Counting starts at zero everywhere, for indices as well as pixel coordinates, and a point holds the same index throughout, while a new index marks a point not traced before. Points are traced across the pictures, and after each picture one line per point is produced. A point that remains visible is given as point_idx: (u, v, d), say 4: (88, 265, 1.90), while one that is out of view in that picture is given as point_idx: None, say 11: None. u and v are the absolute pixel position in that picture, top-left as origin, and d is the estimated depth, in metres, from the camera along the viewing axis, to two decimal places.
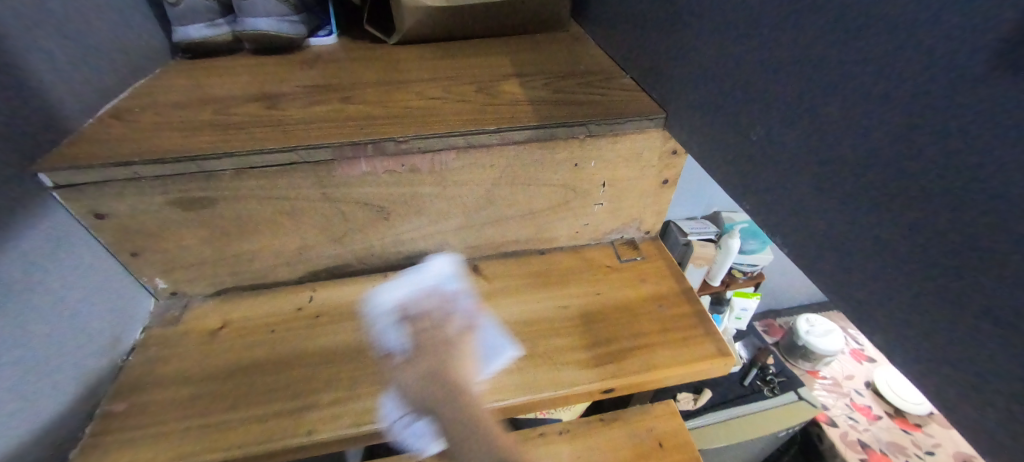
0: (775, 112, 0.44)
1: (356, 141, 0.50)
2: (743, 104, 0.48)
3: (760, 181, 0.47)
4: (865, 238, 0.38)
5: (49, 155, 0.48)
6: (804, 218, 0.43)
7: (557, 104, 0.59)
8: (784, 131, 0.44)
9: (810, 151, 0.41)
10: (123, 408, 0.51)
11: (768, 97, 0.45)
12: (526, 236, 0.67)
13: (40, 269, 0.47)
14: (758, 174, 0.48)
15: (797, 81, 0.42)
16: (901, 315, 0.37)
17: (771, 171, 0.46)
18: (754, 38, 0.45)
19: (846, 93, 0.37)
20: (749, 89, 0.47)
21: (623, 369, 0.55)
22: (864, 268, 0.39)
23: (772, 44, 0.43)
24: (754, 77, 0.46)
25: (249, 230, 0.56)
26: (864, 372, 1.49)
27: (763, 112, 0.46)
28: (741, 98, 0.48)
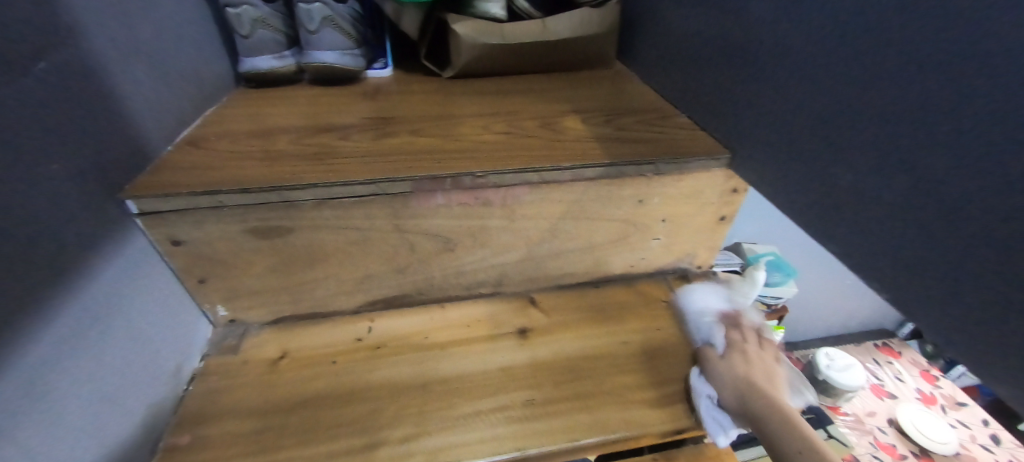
0: (857, 156, 0.45)
1: (436, 175, 0.51)
2: (816, 147, 0.49)
3: (839, 222, 0.47)
4: (967, 284, 0.38)
5: (135, 182, 0.48)
6: (893, 260, 0.43)
7: (623, 141, 0.60)
8: (863, 176, 0.45)
9: (897, 194, 0.42)
10: (188, 441, 0.49)
11: (844, 143, 0.46)
12: (582, 269, 0.67)
13: (122, 295, 0.47)
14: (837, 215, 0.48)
15: (879, 129, 0.43)
16: (1014, 364, 0.36)
17: (852, 213, 0.47)
18: (832, 84, 0.46)
19: (940, 140, 0.38)
20: (825, 132, 0.48)
21: (694, 410, 0.54)
22: (966, 313, 0.39)
23: (854, 90, 0.44)
24: (834, 121, 0.47)
25: (317, 260, 0.56)
26: (886, 409, 1.47)
27: (841, 155, 0.46)
28: (816, 139, 0.49)
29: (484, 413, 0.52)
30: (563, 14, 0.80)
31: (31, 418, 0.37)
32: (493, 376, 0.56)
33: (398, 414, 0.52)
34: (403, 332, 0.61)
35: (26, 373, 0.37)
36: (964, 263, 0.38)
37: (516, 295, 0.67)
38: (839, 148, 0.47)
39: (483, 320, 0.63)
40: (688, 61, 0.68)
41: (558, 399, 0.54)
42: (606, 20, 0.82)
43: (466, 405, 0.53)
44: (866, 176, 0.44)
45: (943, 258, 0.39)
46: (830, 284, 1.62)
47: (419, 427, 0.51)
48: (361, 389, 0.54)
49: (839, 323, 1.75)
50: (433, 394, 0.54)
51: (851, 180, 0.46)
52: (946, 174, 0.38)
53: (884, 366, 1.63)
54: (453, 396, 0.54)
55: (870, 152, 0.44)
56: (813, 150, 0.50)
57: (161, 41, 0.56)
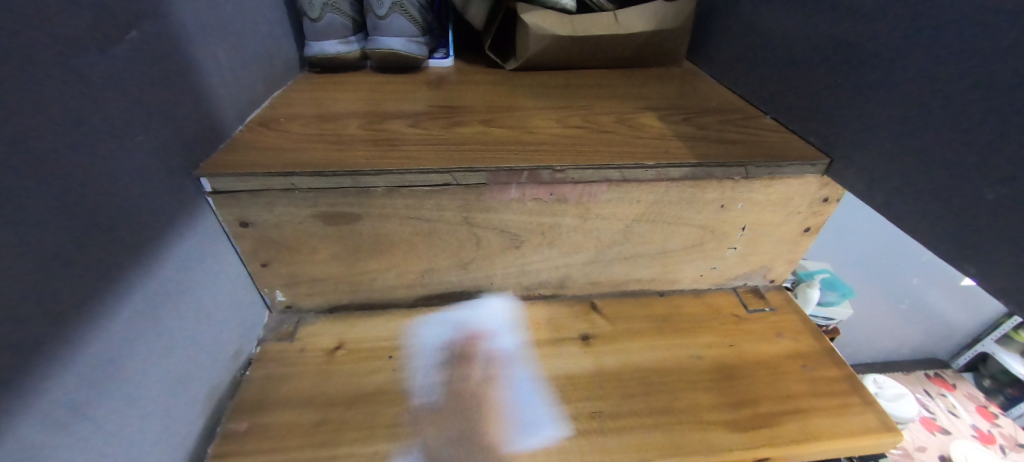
0: (996, 168, 0.40)
1: (513, 167, 0.48)
2: (941, 156, 0.43)
3: (970, 240, 0.42)
4: None
5: (210, 160, 0.47)
6: None
7: (709, 141, 0.55)
8: (1009, 191, 0.39)
9: None
10: (245, 428, 0.48)
11: (984, 152, 0.40)
12: (650, 275, 0.63)
13: (193, 275, 0.46)
14: (963, 232, 0.43)
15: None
16: None
17: (988, 231, 0.41)
18: (966, 86, 0.41)
19: None
20: (951, 140, 0.43)
21: (778, 436, 0.49)
22: None
23: (996, 93, 0.39)
24: (964, 126, 0.42)
25: (380, 250, 0.54)
26: (938, 444, 1.37)
27: (972, 165, 0.41)
28: (936, 147, 0.44)
29: (548, 423, 0.49)
30: (636, 8, 0.76)
31: (101, 395, 0.36)
32: (557, 382, 0.53)
33: (457, 417, 0.49)
34: (461, 330, 0.59)
35: (99, 348, 0.36)
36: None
37: (578, 299, 0.64)
38: (979, 160, 0.41)
39: (543, 323, 0.60)
40: (776, 60, 0.63)
41: (628, 414, 0.50)
42: (680, 15, 0.78)
43: (530, 413, 0.50)
44: (1011, 189, 0.39)
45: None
46: (885, 308, 1.52)
47: (481, 432, 0.48)
48: (422, 389, 0.52)
49: (890, 350, 1.63)
50: (494, 398, 0.51)
51: (989, 194, 0.40)
52: None
53: (937, 397, 1.53)
54: (516, 402, 0.51)
55: (1018, 161, 0.38)
56: (936, 158, 0.44)
57: (239, 20, 0.56)
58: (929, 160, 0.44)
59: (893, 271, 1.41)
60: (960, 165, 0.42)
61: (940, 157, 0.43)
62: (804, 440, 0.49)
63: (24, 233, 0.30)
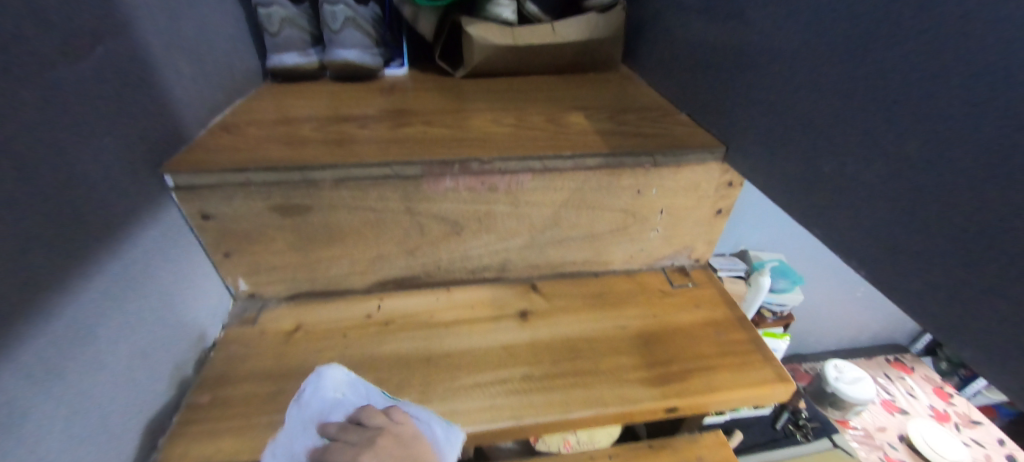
0: (838, 146, 0.47)
1: (445, 159, 0.55)
2: (800, 140, 0.51)
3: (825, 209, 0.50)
4: (930, 263, 0.40)
5: (173, 160, 0.53)
6: (872, 241, 0.45)
7: (623, 134, 0.63)
8: (846, 164, 0.46)
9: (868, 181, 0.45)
10: (208, 400, 0.54)
11: (830, 133, 0.48)
12: (583, 258, 0.70)
13: (158, 263, 0.51)
14: (817, 203, 0.50)
15: (863, 119, 0.44)
16: (970, 337, 0.39)
17: (835, 199, 0.48)
18: (815, 78, 0.49)
19: (904, 127, 0.41)
20: (808, 124, 0.50)
21: (684, 390, 0.56)
22: (930, 289, 0.41)
23: (834, 83, 0.47)
24: (815, 112, 0.49)
25: (334, 239, 0.60)
26: (897, 424, 1.48)
27: (823, 144, 0.49)
28: (797, 132, 0.51)
29: (484, 386, 0.55)
30: (571, 19, 0.84)
31: (73, 361, 0.41)
32: (495, 352, 0.60)
33: (402, 384, 0.55)
34: (412, 311, 0.65)
35: (73, 319, 0.41)
36: (941, 244, 0.39)
37: (520, 281, 0.71)
38: (828, 140, 0.48)
39: (486, 303, 0.67)
40: (689, 62, 0.71)
41: (555, 376, 0.57)
42: (612, 24, 0.86)
43: (469, 378, 0.56)
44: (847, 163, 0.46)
45: (920, 240, 0.40)
46: (841, 296, 1.62)
47: (422, 395, 0.54)
48: (372, 361, 0.58)
49: (848, 336, 1.75)
50: (438, 367, 0.57)
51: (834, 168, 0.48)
52: (920, 156, 0.40)
53: (896, 381, 1.64)
54: (456, 369, 0.57)
55: (850, 137, 0.46)
56: (799, 142, 0.52)
57: (200, 35, 0.62)
58: (793, 144, 0.52)
59: (839, 258, 1.51)
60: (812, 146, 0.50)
61: (800, 142, 0.51)
62: (707, 391, 0.56)
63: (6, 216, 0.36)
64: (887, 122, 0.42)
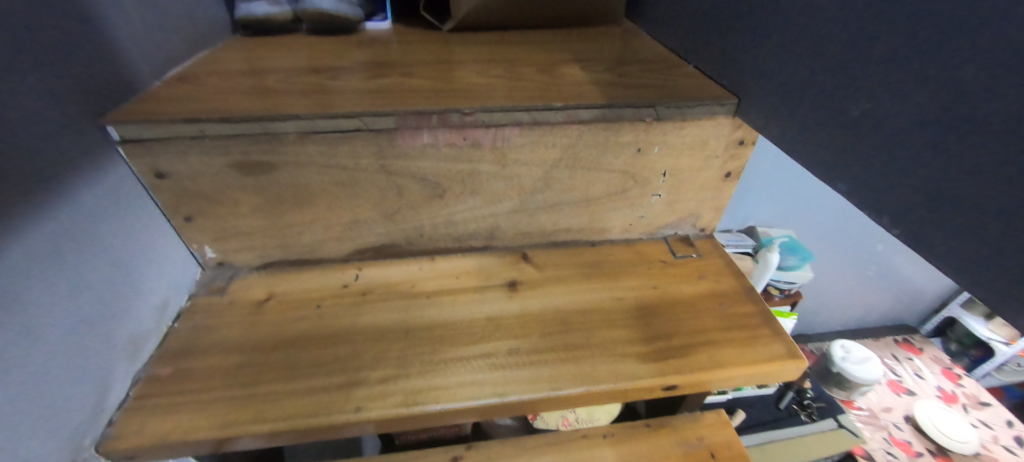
0: (859, 90, 0.41)
1: (422, 110, 0.49)
2: (819, 88, 0.45)
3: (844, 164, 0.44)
4: (964, 222, 0.34)
5: (120, 110, 0.48)
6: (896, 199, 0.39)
7: (623, 86, 0.57)
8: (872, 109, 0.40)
9: (891, 128, 0.38)
10: (169, 374, 0.49)
11: (856, 71, 0.41)
12: (578, 225, 0.65)
13: (107, 222, 0.46)
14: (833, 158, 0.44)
15: (899, 54, 0.37)
16: (1011, 306, 0.33)
17: (858, 149, 0.41)
18: (837, 13, 0.42)
19: (941, 62, 0.34)
20: (825, 69, 0.44)
21: (686, 366, 0.51)
22: (963, 253, 0.35)
23: (858, 16, 0.40)
24: (834, 53, 0.43)
25: (304, 201, 0.55)
26: (903, 405, 1.44)
27: (843, 90, 0.42)
28: (816, 78, 0.45)
29: (466, 360, 0.51)
30: None
31: (2, 324, 0.36)
32: (480, 324, 0.55)
33: (377, 357, 0.51)
34: (392, 281, 0.60)
35: (2, 277, 0.36)
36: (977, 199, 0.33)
37: (510, 250, 0.65)
38: (853, 81, 0.41)
39: (473, 272, 0.62)
40: (698, 9, 0.64)
41: (544, 350, 0.52)
42: None
43: (450, 351, 0.52)
44: (875, 106, 0.39)
45: (954, 195, 0.35)
46: (852, 275, 1.56)
47: (399, 369, 0.50)
48: (346, 332, 0.54)
49: (857, 315, 1.70)
50: (417, 339, 0.53)
51: (853, 117, 0.42)
52: (960, 94, 0.33)
53: (904, 361, 1.59)
54: (436, 342, 0.53)
55: (880, 75, 0.39)
56: (816, 88, 0.45)
57: None
58: (812, 91, 0.46)
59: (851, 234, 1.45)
60: (833, 92, 0.43)
61: (819, 89, 0.45)
62: (712, 367, 0.51)
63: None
64: (921, 57, 0.36)
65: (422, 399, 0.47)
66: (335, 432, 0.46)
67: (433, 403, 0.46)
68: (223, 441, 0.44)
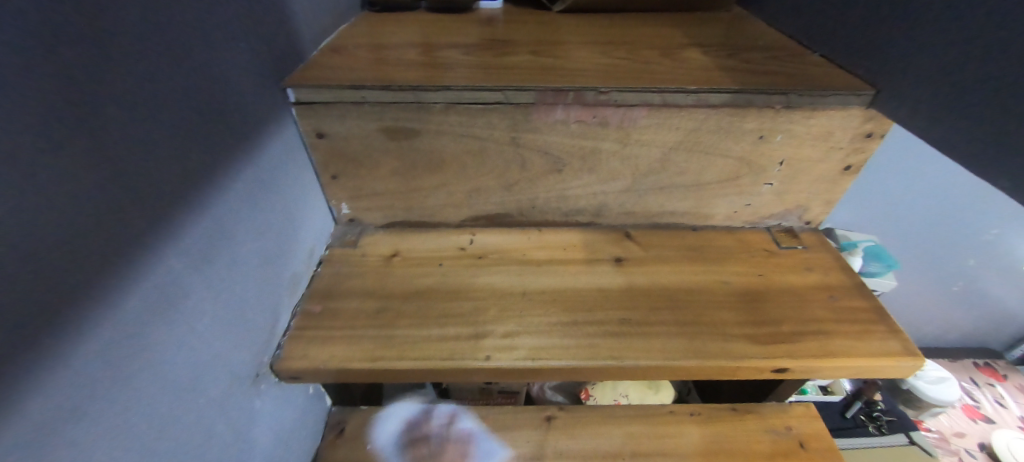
0: (1014, 86, 0.40)
1: (560, 87, 0.52)
2: (970, 83, 0.44)
3: (988, 162, 0.43)
4: None
5: (294, 75, 0.54)
6: None
7: (750, 72, 0.57)
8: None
9: None
10: (320, 311, 0.57)
11: (1014, 66, 0.40)
12: (684, 209, 0.66)
13: (282, 175, 0.53)
14: (979, 154, 0.44)
15: None
16: None
17: (1010, 144, 0.41)
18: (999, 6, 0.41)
19: None
20: (978, 63, 0.43)
21: (795, 351, 0.52)
22: None
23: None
24: (990, 48, 0.42)
25: (435, 167, 0.60)
26: (979, 432, 1.37)
27: (995, 85, 0.42)
28: (966, 71, 0.44)
29: (580, 325, 0.54)
30: None
31: (217, 256, 0.43)
32: (589, 293, 0.58)
33: (498, 314, 0.56)
34: (504, 248, 0.65)
35: (219, 215, 0.43)
36: None
37: (613, 228, 0.68)
38: (1010, 76, 0.41)
39: (579, 246, 0.65)
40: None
41: (656, 322, 0.55)
42: None
43: (565, 316, 0.55)
44: None
45: None
46: (936, 291, 1.48)
47: (518, 327, 0.54)
48: (468, 290, 0.59)
49: (936, 333, 1.61)
50: (532, 302, 0.57)
51: (1005, 113, 0.41)
52: None
53: (984, 387, 1.51)
54: (550, 307, 0.57)
55: None
56: (968, 83, 0.44)
57: None
58: (961, 85, 0.45)
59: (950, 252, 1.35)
60: (985, 87, 0.43)
61: (969, 83, 0.44)
62: (825, 355, 0.52)
63: (159, 104, 0.36)
64: None
65: (543, 355, 0.51)
66: (464, 376, 0.51)
67: (553, 360, 0.51)
68: (372, 372, 0.51)
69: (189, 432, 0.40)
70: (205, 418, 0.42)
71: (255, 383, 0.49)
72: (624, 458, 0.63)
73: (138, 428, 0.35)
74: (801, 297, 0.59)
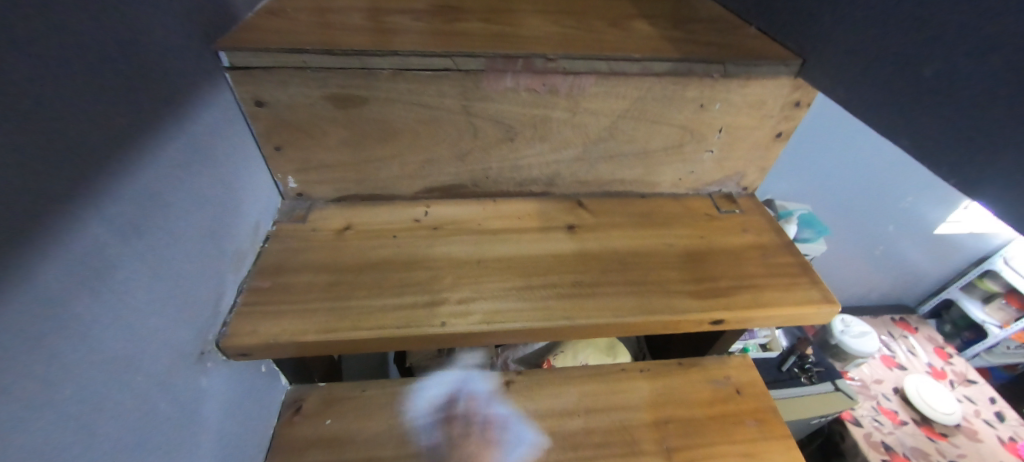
0: (916, 50, 0.44)
1: (509, 54, 0.52)
2: (878, 51, 0.48)
3: (893, 122, 0.47)
4: (1005, 169, 0.38)
5: (228, 38, 0.51)
6: (941, 153, 0.43)
7: (691, 43, 0.60)
8: (925, 69, 0.43)
9: (943, 86, 0.42)
10: (269, 286, 0.56)
11: (915, 32, 0.44)
12: (632, 177, 0.69)
13: (218, 144, 0.50)
14: (886, 117, 0.48)
15: (955, 16, 0.41)
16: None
17: (913, 105, 0.45)
18: None
19: (993, 25, 0.38)
20: (887, 31, 0.47)
21: (732, 304, 0.56)
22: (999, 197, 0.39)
23: None
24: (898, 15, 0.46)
25: (385, 136, 0.59)
26: (894, 378, 1.52)
27: (900, 51, 0.46)
28: (875, 39, 0.48)
29: (535, 289, 0.56)
30: None
31: (147, 227, 0.41)
32: (543, 260, 0.60)
33: (454, 282, 0.56)
34: (458, 219, 0.65)
35: (149, 183, 0.40)
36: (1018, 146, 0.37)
37: (566, 197, 0.69)
38: (912, 42, 0.44)
39: (533, 215, 0.66)
40: None
41: (606, 283, 0.57)
42: None
43: (521, 281, 0.57)
44: (931, 64, 0.43)
45: (993, 146, 0.39)
46: (862, 254, 1.61)
47: (473, 294, 0.55)
48: (423, 261, 0.59)
49: (860, 292, 1.76)
50: (489, 269, 0.58)
51: (909, 76, 0.45)
52: (1007, 54, 0.37)
53: (899, 338, 1.67)
54: (506, 273, 0.58)
55: (939, 35, 0.42)
56: (875, 50, 0.48)
57: None
58: (870, 52, 0.49)
59: (876, 215, 1.47)
60: (892, 53, 0.46)
61: (877, 50, 0.48)
62: (759, 306, 0.56)
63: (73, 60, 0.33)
64: (971, 20, 0.39)
65: (497, 319, 0.52)
66: (420, 343, 0.52)
67: (506, 323, 0.52)
68: (327, 343, 0.51)
69: (128, 408, 0.38)
70: (145, 394, 0.40)
71: (200, 360, 0.48)
72: (580, 415, 0.67)
73: (69, 404, 0.33)
74: (739, 256, 0.63)
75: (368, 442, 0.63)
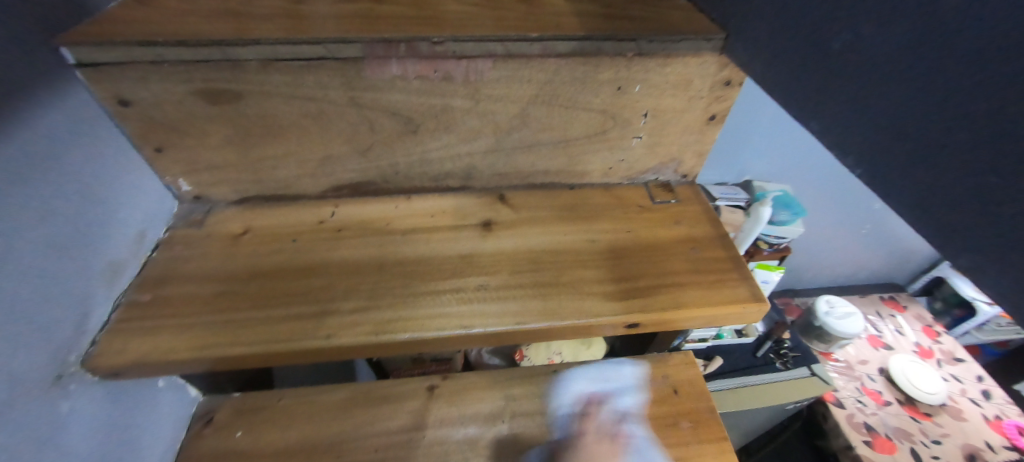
0: (823, 21, 0.39)
1: (388, 38, 0.47)
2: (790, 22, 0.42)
3: (806, 104, 0.42)
4: (909, 157, 0.34)
5: (72, 31, 0.46)
6: (850, 137, 0.38)
7: (605, 18, 0.54)
8: (831, 42, 0.38)
9: (849, 62, 0.37)
10: (148, 299, 0.52)
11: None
12: (556, 167, 0.64)
13: (75, 150, 0.46)
14: (798, 100, 0.43)
15: None
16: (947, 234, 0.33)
17: (821, 84, 0.40)
18: None
19: None
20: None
21: (649, 306, 0.52)
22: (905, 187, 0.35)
23: None
24: None
25: (273, 132, 0.54)
26: (880, 358, 1.47)
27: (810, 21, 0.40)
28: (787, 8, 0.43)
29: (438, 293, 0.52)
30: None
31: None
32: (451, 261, 0.56)
33: (350, 290, 0.53)
34: (366, 218, 0.61)
35: None
36: (921, 130, 0.33)
37: (487, 191, 0.65)
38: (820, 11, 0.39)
39: (448, 211, 0.62)
40: None
41: (514, 286, 0.53)
42: None
43: (424, 286, 0.53)
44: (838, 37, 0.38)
45: (898, 128, 0.34)
46: (847, 232, 1.55)
47: (369, 302, 0.51)
48: (321, 266, 0.55)
49: (845, 272, 1.72)
50: (391, 274, 0.54)
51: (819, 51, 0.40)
52: (910, 23, 0.32)
53: (886, 318, 1.63)
54: (410, 277, 0.54)
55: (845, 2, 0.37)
56: (787, 22, 0.43)
57: None
58: (783, 23, 0.43)
59: (860, 193, 1.41)
60: (802, 25, 0.41)
61: (790, 21, 0.42)
62: (678, 306, 0.52)
63: None
64: None
65: (389, 329, 0.49)
66: (309, 356, 0.49)
67: (399, 333, 0.49)
68: (202, 361, 0.48)
69: None
70: None
71: (59, 384, 0.44)
72: (505, 420, 0.63)
73: None
74: (666, 251, 0.58)
75: (277, 456, 0.60)
